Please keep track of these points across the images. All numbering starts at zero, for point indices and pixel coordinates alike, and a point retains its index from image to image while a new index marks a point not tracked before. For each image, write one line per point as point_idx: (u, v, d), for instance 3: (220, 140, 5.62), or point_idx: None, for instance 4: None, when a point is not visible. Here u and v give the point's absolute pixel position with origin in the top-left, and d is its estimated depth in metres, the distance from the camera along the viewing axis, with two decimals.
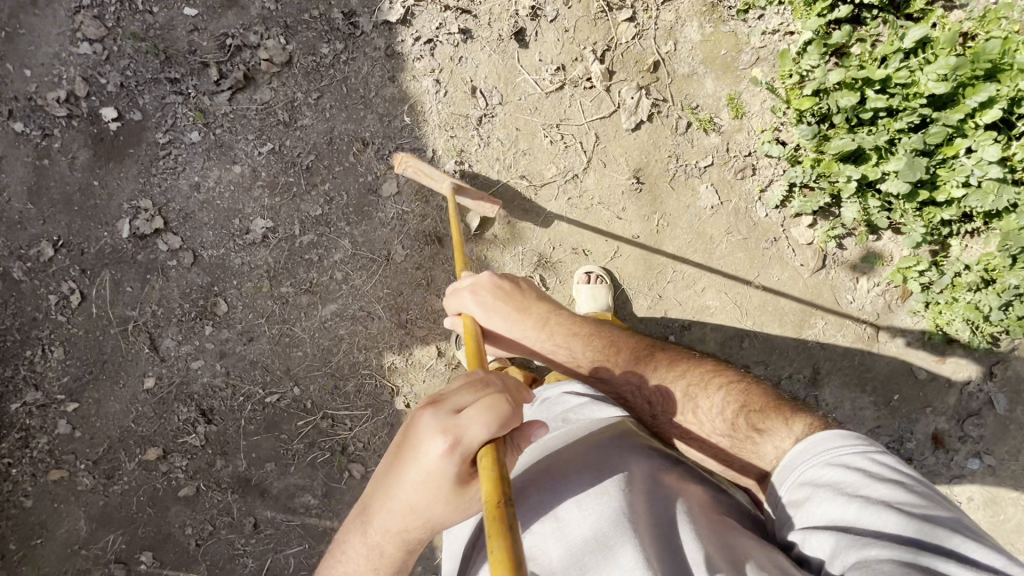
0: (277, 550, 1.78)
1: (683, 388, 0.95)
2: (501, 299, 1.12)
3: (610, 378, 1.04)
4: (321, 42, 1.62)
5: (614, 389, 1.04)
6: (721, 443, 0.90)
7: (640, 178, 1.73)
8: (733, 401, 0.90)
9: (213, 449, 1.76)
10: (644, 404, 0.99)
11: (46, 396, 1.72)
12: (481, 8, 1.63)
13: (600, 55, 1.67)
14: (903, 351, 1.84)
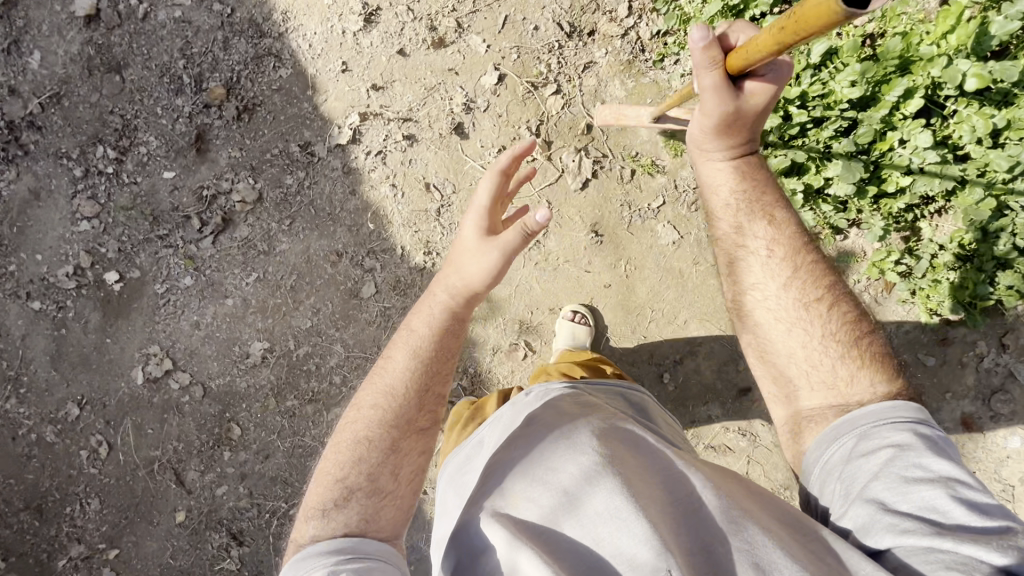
0: None
1: (828, 287, 1.02)
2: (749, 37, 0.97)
3: (772, 230, 1.05)
4: (285, 173, 1.79)
5: (764, 238, 1.05)
6: (833, 347, 0.97)
7: (599, 231, 1.81)
8: (859, 319, 1.01)
9: (249, 570, 1.81)
10: (786, 273, 1.03)
11: (89, 547, 1.81)
12: (419, 114, 1.79)
13: (535, 129, 1.80)
14: (905, 341, 1.82)
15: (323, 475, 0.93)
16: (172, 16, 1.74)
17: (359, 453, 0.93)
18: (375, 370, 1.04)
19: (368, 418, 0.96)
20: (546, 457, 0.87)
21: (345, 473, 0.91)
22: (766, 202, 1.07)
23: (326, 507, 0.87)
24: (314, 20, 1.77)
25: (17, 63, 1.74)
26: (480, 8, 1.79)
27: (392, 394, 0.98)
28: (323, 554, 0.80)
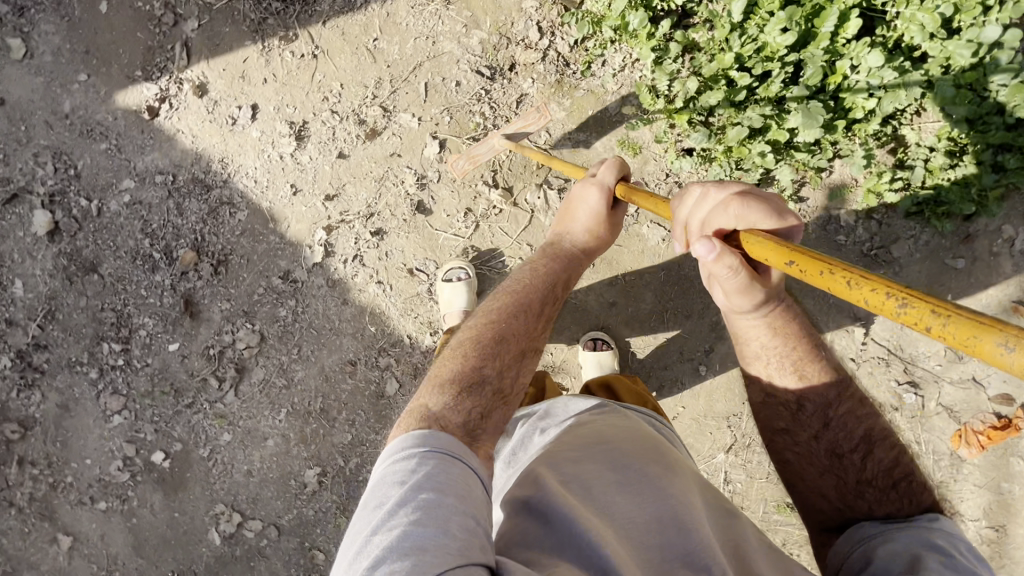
0: None
1: (867, 433, 0.95)
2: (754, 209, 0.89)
3: (805, 383, 0.97)
4: (277, 307, 1.82)
5: (796, 392, 0.98)
6: (869, 491, 0.92)
7: None
8: (901, 463, 0.93)
9: None
10: (817, 425, 0.97)
11: None
12: (379, 206, 1.79)
13: (492, 180, 1.79)
14: (929, 251, 1.74)
15: (457, 354, 1.02)
16: (122, 202, 1.77)
17: (497, 345, 1.03)
18: (509, 289, 1.21)
19: (507, 319, 1.10)
20: (608, 457, 0.91)
21: (483, 360, 1.00)
22: (801, 354, 0.97)
23: (461, 387, 0.93)
24: (249, 154, 1.77)
25: (5, 296, 1.81)
26: (400, 85, 1.78)
27: (526, 310, 1.14)
28: (420, 444, 0.77)
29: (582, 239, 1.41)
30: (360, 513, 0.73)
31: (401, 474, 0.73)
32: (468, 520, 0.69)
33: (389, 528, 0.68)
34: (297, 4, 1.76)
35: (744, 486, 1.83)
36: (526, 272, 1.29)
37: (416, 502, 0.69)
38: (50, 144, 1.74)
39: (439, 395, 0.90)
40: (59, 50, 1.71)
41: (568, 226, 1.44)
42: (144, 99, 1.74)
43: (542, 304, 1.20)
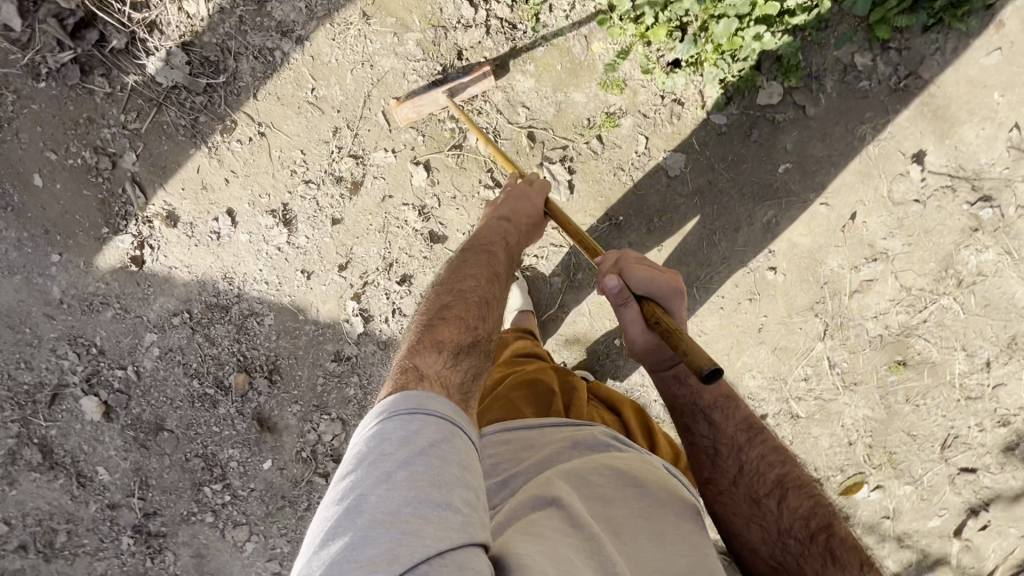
0: None
1: (779, 479, 0.99)
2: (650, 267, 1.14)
3: (716, 428, 1.06)
4: (344, 388, 1.76)
5: (710, 437, 1.06)
6: (792, 544, 0.93)
7: (614, 214, 1.68)
8: (817, 512, 0.95)
9: None
10: (734, 472, 1.02)
11: None
12: (395, 254, 1.69)
13: (491, 180, 1.67)
14: (960, 57, 1.59)
15: (444, 310, 0.99)
16: (154, 357, 1.71)
17: (487, 306, 1.04)
18: (472, 254, 1.20)
19: (485, 284, 1.10)
20: (647, 499, 0.91)
21: (474, 321, 1.00)
22: (707, 402, 1.08)
23: (458, 347, 0.92)
24: (248, 259, 1.68)
25: (94, 487, 1.78)
26: (358, 125, 1.65)
27: (492, 276, 1.14)
28: (418, 406, 0.74)
29: (528, 219, 1.38)
30: (347, 470, 0.69)
31: (398, 434, 0.70)
32: (468, 495, 0.68)
33: (391, 487, 0.65)
34: (220, 89, 1.62)
35: (849, 364, 1.79)
36: (492, 237, 1.27)
37: (419, 468, 0.67)
38: (60, 334, 1.67)
39: (437, 355, 0.89)
40: (20, 241, 1.61)
41: (518, 207, 1.38)
42: (123, 253, 1.64)
43: (507, 272, 1.21)
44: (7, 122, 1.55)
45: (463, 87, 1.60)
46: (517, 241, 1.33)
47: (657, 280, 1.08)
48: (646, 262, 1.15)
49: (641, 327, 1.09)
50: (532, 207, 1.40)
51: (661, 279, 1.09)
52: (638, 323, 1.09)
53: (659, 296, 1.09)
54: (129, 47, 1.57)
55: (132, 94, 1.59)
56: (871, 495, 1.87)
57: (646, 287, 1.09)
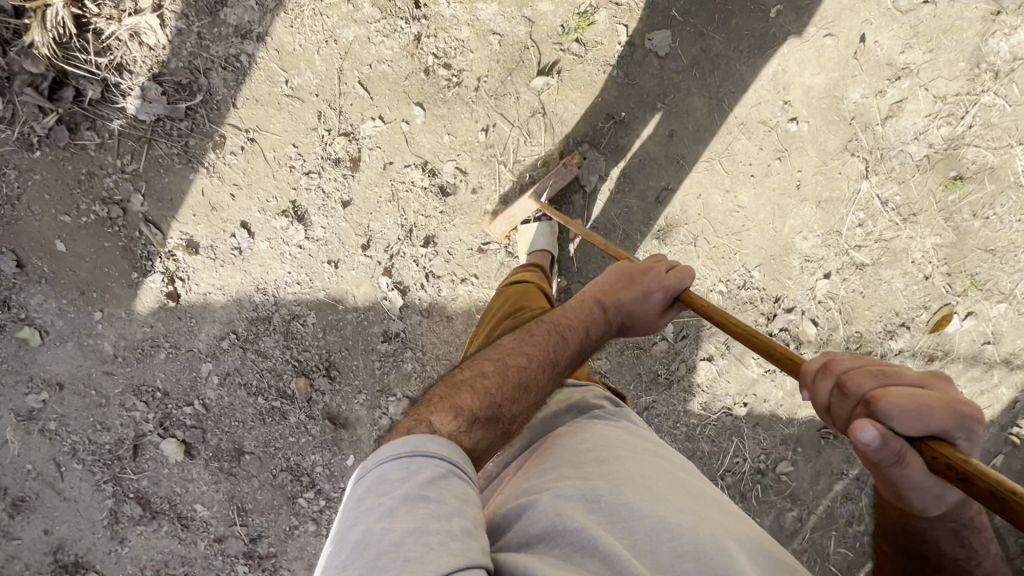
0: (821, 542, 1.94)
1: None
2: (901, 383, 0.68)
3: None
4: (402, 366, 1.74)
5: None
6: None
7: (616, 112, 1.62)
8: None
9: None
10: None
11: None
12: (412, 218, 1.67)
13: (483, 116, 1.63)
14: None
15: (477, 370, 0.92)
16: (216, 386, 1.73)
17: (522, 389, 0.93)
18: (539, 332, 1.05)
19: (535, 368, 0.97)
20: (638, 466, 0.86)
21: (503, 397, 0.90)
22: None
23: (475, 416, 0.84)
24: (275, 265, 1.68)
25: (197, 525, 1.81)
26: (340, 102, 1.63)
27: (545, 360, 1.00)
28: (417, 444, 0.72)
29: (628, 316, 1.15)
30: (347, 512, 0.67)
31: (399, 472, 0.68)
32: (472, 525, 0.67)
33: (395, 519, 0.63)
34: (200, 108, 1.62)
35: (903, 195, 1.69)
36: (571, 323, 1.09)
37: (418, 502, 0.65)
38: (123, 387, 1.71)
39: (454, 419, 0.82)
40: (61, 308, 1.66)
41: (626, 302, 1.14)
42: (158, 292, 1.66)
43: (567, 362, 1.04)
44: (17, 198, 1.59)
45: (546, 189, 1.60)
46: (602, 337, 1.14)
47: (931, 413, 0.63)
48: (892, 372, 0.70)
49: (930, 484, 0.66)
50: (649, 306, 1.15)
51: (937, 408, 0.64)
52: (926, 481, 0.65)
53: (941, 430, 0.65)
54: (105, 94, 1.59)
55: (120, 138, 1.61)
56: (964, 324, 1.76)
57: (922, 424, 0.64)
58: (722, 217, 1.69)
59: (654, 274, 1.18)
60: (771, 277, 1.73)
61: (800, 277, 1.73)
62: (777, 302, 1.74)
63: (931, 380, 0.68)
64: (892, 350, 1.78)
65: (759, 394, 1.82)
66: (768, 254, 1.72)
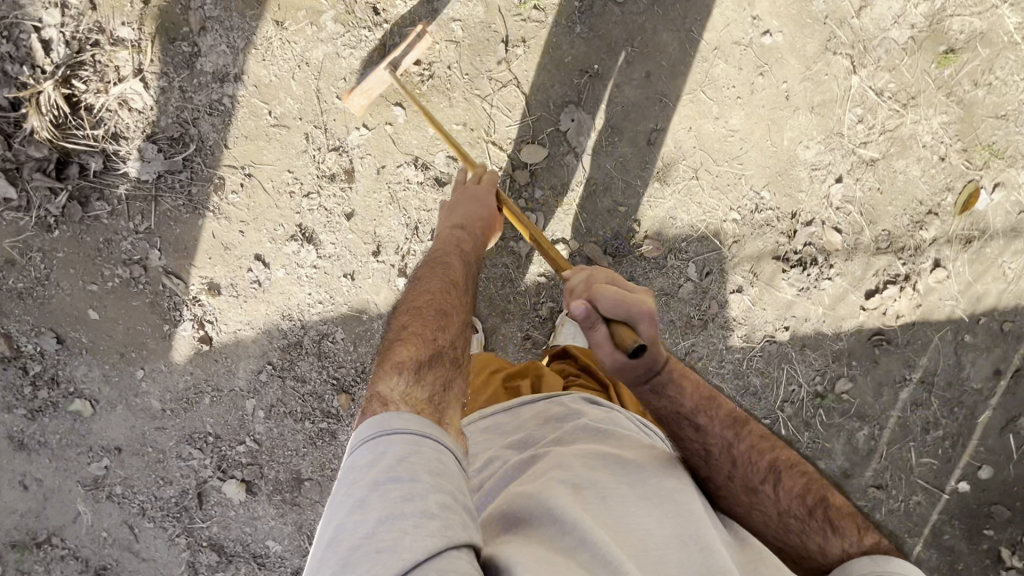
0: (897, 454, 1.88)
1: (772, 464, 1.00)
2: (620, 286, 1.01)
3: (702, 432, 1.01)
4: None
5: (699, 440, 1.01)
6: (792, 522, 0.95)
7: (588, 66, 1.63)
8: (810, 487, 0.98)
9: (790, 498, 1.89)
10: (727, 466, 0.99)
11: None
12: (415, 216, 1.70)
13: (461, 100, 1.66)
14: None
15: (409, 326, 1.04)
16: (263, 419, 1.76)
17: (443, 316, 1.06)
18: (431, 271, 1.21)
19: (444, 296, 1.13)
20: (625, 468, 0.95)
21: (434, 333, 1.02)
22: (689, 409, 1.03)
23: (417, 362, 0.95)
24: (295, 290, 1.72)
25: (273, 561, 1.83)
26: (323, 120, 1.67)
27: (444, 288, 1.16)
28: (384, 428, 0.79)
29: (480, 224, 1.41)
30: (328, 502, 0.75)
31: (368, 459, 0.75)
32: (446, 498, 0.73)
33: (365, 511, 0.71)
34: (196, 156, 1.69)
35: (897, 82, 1.65)
36: (448, 251, 1.29)
37: (390, 487, 0.72)
38: (177, 439, 1.75)
39: (400, 376, 0.91)
40: (106, 375, 1.72)
41: (470, 215, 1.40)
42: (191, 338, 1.71)
43: (466, 279, 1.23)
44: (46, 278, 1.67)
45: (403, 58, 1.57)
46: (473, 248, 1.36)
47: (628, 302, 0.93)
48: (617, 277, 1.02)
49: (609, 348, 0.95)
50: (485, 208, 1.43)
51: (634, 300, 0.94)
52: (606, 347, 0.95)
53: (632, 316, 0.94)
54: (106, 163, 1.66)
55: (129, 202, 1.68)
56: (994, 197, 1.70)
57: (612, 304, 0.94)
58: (717, 145, 1.67)
59: (472, 189, 1.46)
60: (780, 194, 1.70)
61: (812, 187, 1.70)
62: (794, 218, 1.71)
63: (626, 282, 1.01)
64: (925, 240, 1.72)
65: (799, 315, 1.76)
66: (773, 172, 1.69)
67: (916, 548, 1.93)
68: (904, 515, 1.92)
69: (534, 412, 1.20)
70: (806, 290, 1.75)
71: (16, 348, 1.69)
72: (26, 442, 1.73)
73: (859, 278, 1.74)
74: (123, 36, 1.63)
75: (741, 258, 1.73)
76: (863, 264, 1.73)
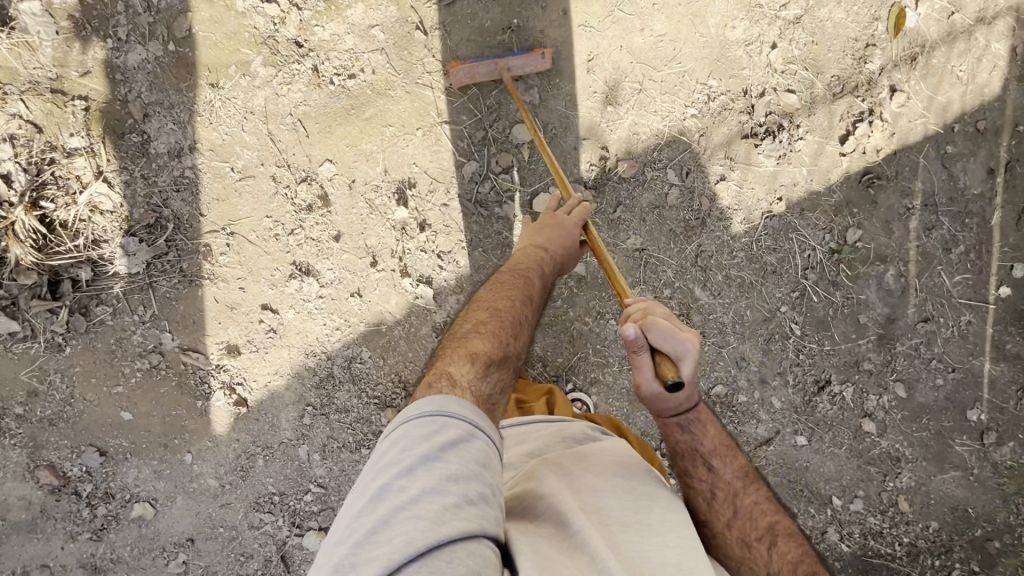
0: (929, 282, 1.88)
1: (768, 524, 1.08)
2: (674, 320, 1.06)
3: (714, 475, 1.12)
4: None
5: (707, 482, 1.12)
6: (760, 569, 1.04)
7: (508, 24, 1.70)
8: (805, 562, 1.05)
9: (845, 360, 1.91)
10: (728, 513, 1.09)
11: (821, 505, 1.96)
12: (398, 216, 1.73)
13: (403, 95, 1.72)
14: None
15: (482, 326, 1.12)
16: (320, 461, 1.75)
17: (519, 329, 1.15)
18: (513, 282, 1.28)
19: (520, 306, 1.21)
20: (634, 493, 1.00)
21: (506, 338, 1.11)
22: (707, 451, 1.13)
23: (489, 360, 1.03)
24: (310, 325, 1.74)
25: None
26: (284, 158, 1.72)
27: (524, 300, 1.23)
28: (443, 408, 0.85)
29: (565, 252, 1.42)
30: (375, 460, 0.81)
31: (424, 431, 0.81)
32: (486, 491, 0.79)
33: (413, 478, 0.77)
34: (176, 234, 1.72)
35: None
36: (529, 265, 1.35)
37: (438, 464, 0.78)
38: (245, 509, 1.74)
39: (470, 366, 0.99)
40: (157, 470, 1.71)
41: (558, 240, 1.42)
42: (227, 406, 1.72)
43: (541, 297, 1.30)
44: (72, 396, 1.68)
45: (517, 65, 1.64)
46: (552, 271, 1.39)
47: (679, 338, 1.01)
48: (672, 315, 1.06)
49: (651, 375, 1.04)
50: (568, 237, 1.43)
51: (684, 337, 1.02)
52: (648, 374, 1.05)
53: (681, 356, 1.02)
54: (95, 269, 1.70)
55: (127, 298, 1.70)
56: (920, 12, 1.76)
57: (666, 341, 1.02)
58: (652, 53, 1.73)
59: (559, 216, 1.47)
60: (726, 77, 1.75)
61: (752, 61, 1.76)
62: (747, 95, 1.77)
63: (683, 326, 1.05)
64: (875, 72, 1.77)
65: (787, 183, 1.80)
66: (712, 60, 1.75)
67: (986, 366, 1.91)
68: (960, 339, 1.91)
69: (553, 430, 1.25)
70: (784, 156, 1.79)
71: (63, 475, 1.69)
72: (101, 563, 1.71)
73: (828, 128, 1.79)
74: (75, 146, 1.69)
75: (713, 148, 1.77)
76: (826, 114, 1.78)
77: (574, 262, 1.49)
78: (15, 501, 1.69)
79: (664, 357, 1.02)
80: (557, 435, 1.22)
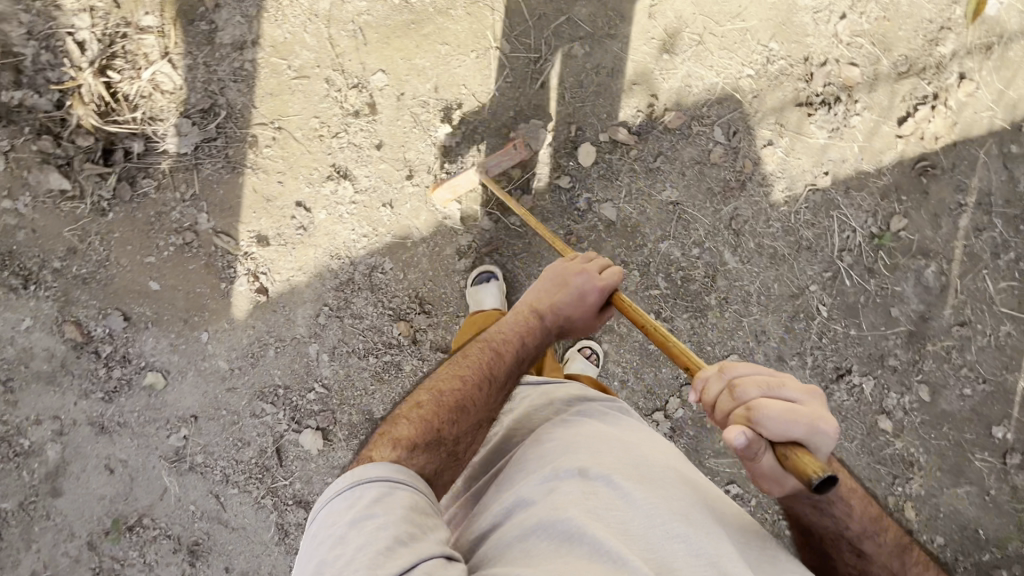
0: (972, 286, 1.81)
1: None
2: (777, 390, 0.79)
3: (864, 559, 0.87)
4: (487, 271, 1.78)
5: (857, 566, 0.87)
6: None
7: None
8: None
9: (871, 354, 1.83)
10: None
11: None
12: (441, 134, 1.76)
13: (464, 16, 1.74)
14: None
15: (421, 404, 0.99)
16: (328, 363, 1.78)
17: (460, 411, 1.00)
18: (482, 354, 1.11)
19: (473, 386, 1.04)
20: (627, 458, 0.99)
21: (442, 421, 0.97)
22: (854, 533, 0.86)
23: (416, 442, 0.92)
24: (339, 229, 1.77)
25: None
26: (340, 62, 1.77)
27: (483, 377, 1.06)
28: (359, 476, 0.83)
29: (563, 320, 1.23)
30: (308, 547, 0.79)
31: (346, 502, 0.79)
32: (418, 527, 0.78)
33: (345, 545, 0.75)
34: (227, 122, 1.78)
35: None
36: (510, 337, 1.16)
37: (367, 520, 0.77)
38: (249, 397, 1.78)
39: (393, 449, 0.89)
40: (173, 344, 1.77)
41: (560, 304, 1.22)
42: (248, 292, 1.77)
43: (506, 376, 1.10)
44: (107, 260, 1.75)
45: (494, 162, 1.71)
46: (540, 345, 1.20)
47: (799, 420, 0.75)
48: (773, 386, 0.80)
49: (782, 475, 0.78)
50: (583, 306, 1.23)
51: (802, 417, 0.76)
52: (777, 473, 0.78)
53: (805, 438, 0.76)
54: (147, 144, 1.77)
55: (172, 176, 1.77)
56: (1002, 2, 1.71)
57: (786, 430, 0.76)
58: (717, 7, 1.73)
59: (582, 273, 1.25)
60: (789, 42, 1.73)
61: (818, 30, 1.73)
62: (808, 62, 1.73)
63: (795, 393, 0.79)
64: (945, 56, 1.72)
65: (835, 159, 1.76)
66: (777, 23, 1.73)
67: (1019, 383, 1.82)
68: (996, 350, 1.83)
69: (539, 393, 1.22)
70: (837, 130, 1.75)
71: (87, 333, 1.76)
72: (107, 424, 1.77)
73: (888, 108, 1.74)
74: (148, 24, 1.77)
75: (765, 111, 1.75)
76: (888, 92, 1.74)
77: (578, 333, 1.28)
78: (39, 352, 1.76)
79: (794, 451, 0.76)
80: (539, 400, 1.20)
